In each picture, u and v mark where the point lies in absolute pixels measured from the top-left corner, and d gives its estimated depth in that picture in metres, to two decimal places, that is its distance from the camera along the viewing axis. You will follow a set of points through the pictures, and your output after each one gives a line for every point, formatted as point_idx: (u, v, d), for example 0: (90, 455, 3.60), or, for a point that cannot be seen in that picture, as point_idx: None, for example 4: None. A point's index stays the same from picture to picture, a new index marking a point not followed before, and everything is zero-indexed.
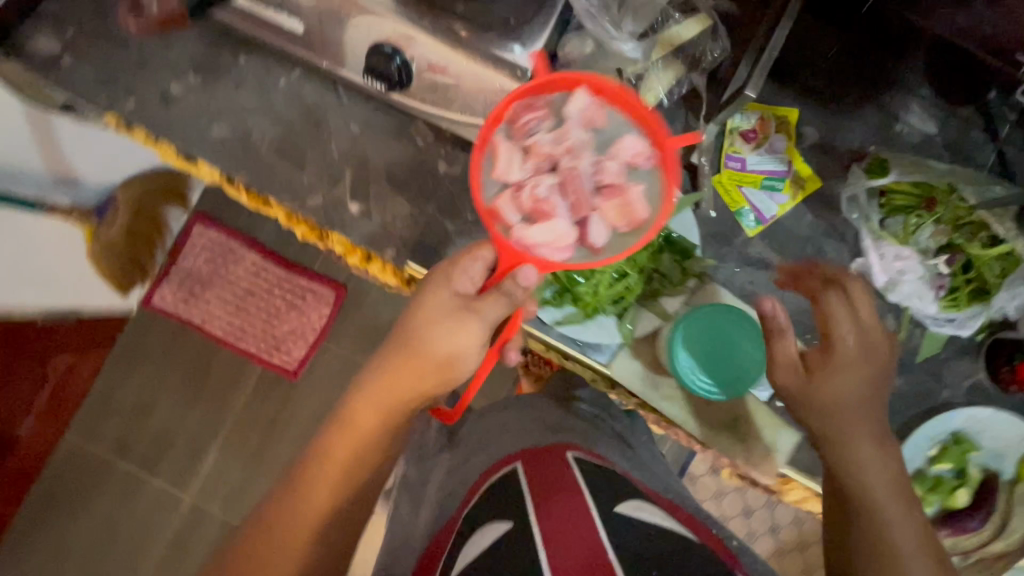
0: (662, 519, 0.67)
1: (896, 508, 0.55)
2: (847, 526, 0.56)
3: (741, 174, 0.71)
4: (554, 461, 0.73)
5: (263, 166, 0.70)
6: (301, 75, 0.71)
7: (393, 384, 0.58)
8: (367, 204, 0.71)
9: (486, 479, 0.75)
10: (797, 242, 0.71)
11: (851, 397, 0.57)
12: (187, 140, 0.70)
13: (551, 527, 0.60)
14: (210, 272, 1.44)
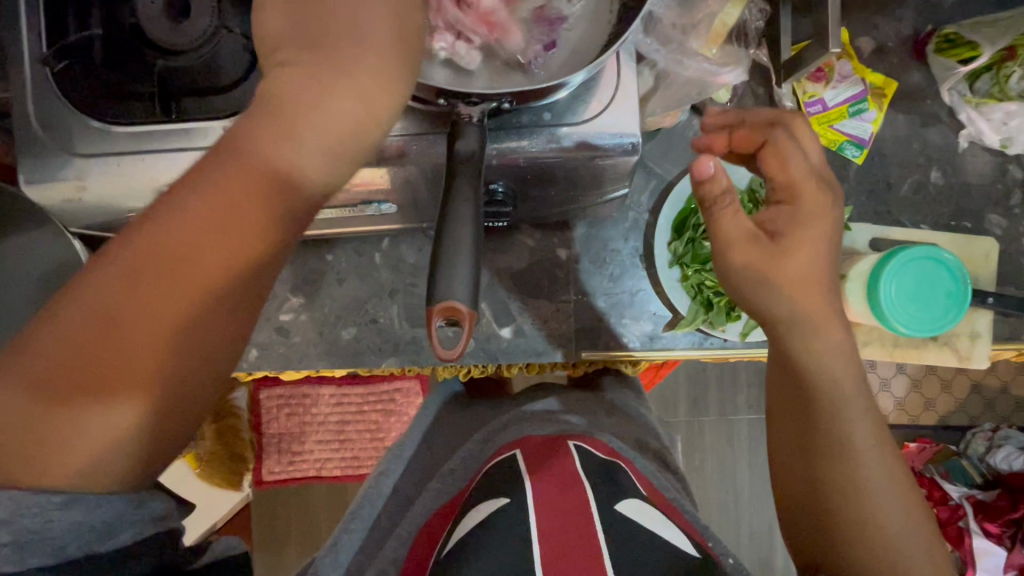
0: (668, 531, 0.54)
1: (869, 442, 0.48)
2: (819, 473, 0.49)
3: (827, 113, 0.71)
4: (552, 466, 0.60)
5: (406, 341, 0.69)
6: (392, 240, 0.70)
7: (240, 177, 0.34)
8: (516, 322, 0.70)
9: (491, 462, 0.66)
10: (901, 146, 0.73)
11: (828, 345, 0.48)
12: (324, 356, 0.69)
13: (545, 518, 0.53)
14: (297, 424, 1.32)
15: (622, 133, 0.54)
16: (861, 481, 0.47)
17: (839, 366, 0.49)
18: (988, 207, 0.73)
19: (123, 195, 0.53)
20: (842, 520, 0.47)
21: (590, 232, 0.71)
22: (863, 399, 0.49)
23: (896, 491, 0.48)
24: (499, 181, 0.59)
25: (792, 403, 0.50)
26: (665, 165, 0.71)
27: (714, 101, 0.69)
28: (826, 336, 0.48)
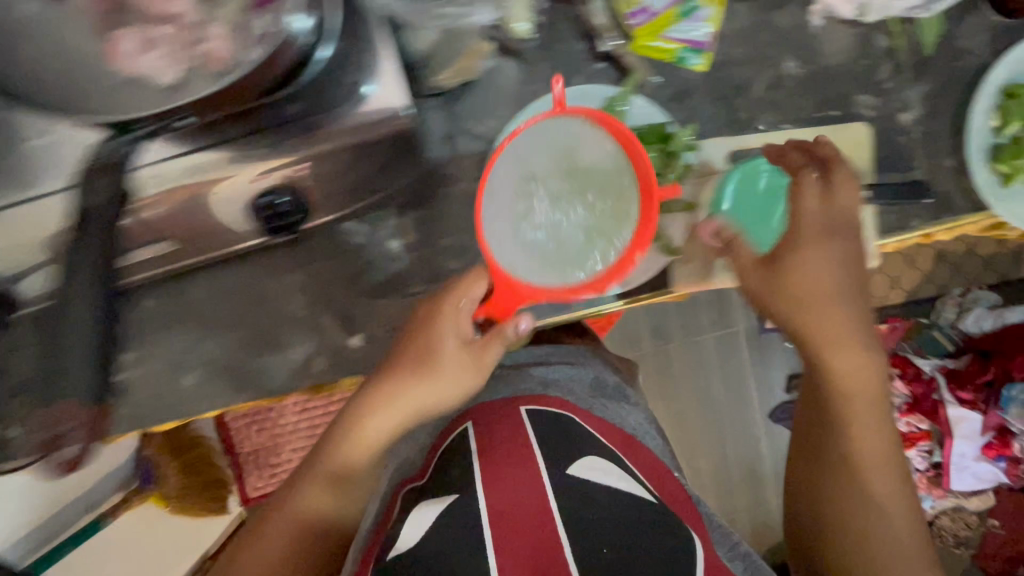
0: (619, 479, 0.63)
1: (899, 506, 0.58)
2: (830, 486, 0.61)
3: (656, 19, 0.62)
4: (501, 434, 0.68)
5: (254, 374, 0.65)
6: (210, 269, 0.64)
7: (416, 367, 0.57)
8: (367, 330, 0.65)
9: (444, 441, 0.72)
10: (747, 38, 0.64)
11: (865, 369, 0.58)
12: (174, 408, 0.65)
13: (494, 495, 0.61)
14: (270, 439, 1.35)
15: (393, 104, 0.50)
16: (879, 526, 0.58)
17: (864, 385, 0.59)
18: (856, 88, 0.65)
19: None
20: (845, 527, 0.60)
21: (422, 215, 0.64)
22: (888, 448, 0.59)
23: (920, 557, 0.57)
24: (289, 190, 0.54)
25: (838, 440, 0.60)
26: (486, 122, 0.63)
27: (517, 37, 0.60)
28: (860, 357, 0.58)
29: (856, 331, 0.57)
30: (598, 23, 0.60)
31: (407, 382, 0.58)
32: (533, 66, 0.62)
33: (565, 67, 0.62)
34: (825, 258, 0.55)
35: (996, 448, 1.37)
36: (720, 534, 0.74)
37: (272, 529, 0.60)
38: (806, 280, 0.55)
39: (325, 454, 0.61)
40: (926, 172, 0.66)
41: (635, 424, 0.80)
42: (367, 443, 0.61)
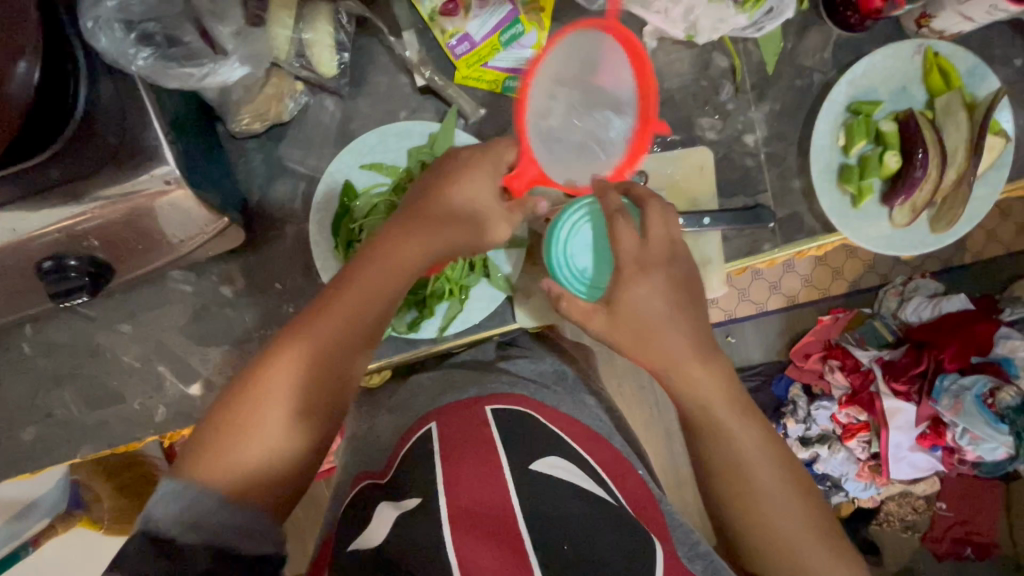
0: (585, 482, 0.53)
1: (796, 512, 0.51)
2: (725, 512, 0.52)
3: (477, 50, 0.59)
4: (467, 432, 0.56)
5: (91, 427, 0.64)
6: (34, 324, 0.62)
7: (421, 224, 0.52)
8: (203, 377, 0.64)
9: (405, 446, 0.58)
10: None
11: (718, 387, 0.53)
12: (11, 464, 0.64)
13: (454, 491, 0.49)
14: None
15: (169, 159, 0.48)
16: (785, 539, 0.50)
17: (723, 404, 0.53)
18: (696, 111, 0.62)
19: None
20: (785, 556, 0.50)
21: (250, 260, 0.62)
22: (772, 454, 0.52)
23: (828, 556, 0.50)
24: (78, 254, 0.51)
25: (716, 468, 0.52)
26: (311, 161, 0.61)
27: (328, 76, 0.56)
28: (705, 375, 0.53)
29: (694, 348, 0.53)
30: (411, 57, 0.59)
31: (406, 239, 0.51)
32: (353, 102, 0.60)
33: (387, 104, 0.60)
34: (653, 285, 0.52)
35: (932, 439, 1.27)
36: (682, 535, 0.59)
37: (280, 378, 0.44)
38: (639, 314, 0.51)
39: (342, 314, 0.47)
40: (774, 194, 0.64)
41: (603, 425, 0.67)
42: (366, 313, 0.48)
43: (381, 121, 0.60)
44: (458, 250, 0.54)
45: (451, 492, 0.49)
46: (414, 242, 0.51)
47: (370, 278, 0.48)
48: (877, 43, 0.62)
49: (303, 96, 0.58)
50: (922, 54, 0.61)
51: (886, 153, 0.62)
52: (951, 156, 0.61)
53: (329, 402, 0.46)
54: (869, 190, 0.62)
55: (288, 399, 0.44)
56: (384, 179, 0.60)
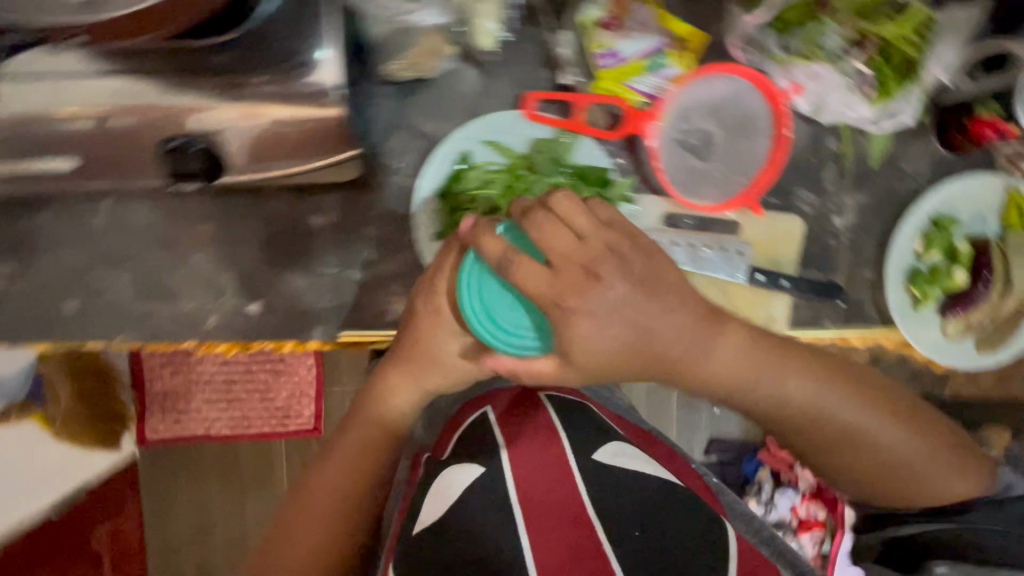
0: (650, 466, 0.69)
1: (888, 422, 0.54)
2: (829, 464, 0.57)
3: (622, 66, 0.62)
4: (546, 455, 0.67)
5: (136, 317, 0.62)
6: (117, 200, 0.61)
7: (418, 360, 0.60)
8: (267, 298, 0.63)
9: (457, 431, 0.72)
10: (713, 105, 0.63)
11: (743, 351, 0.52)
12: (40, 331, 0.61)
13: (518, 466, 0.65)
14: (182, 383, 1.48)
15: (318, 74, 0.48)
16: (892, 453, 0.55)
17: (746, 378, 0.53)
18: (798, 182, 0.66)
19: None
20: (889, 468, 0.55)
21: (347, 199, 0.62)
22: (834, 390, 0.54)
23: (929, 448, 0.55)
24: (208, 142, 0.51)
25: (799, 437, 0.55)
26: (436, 123, 0.62)
27: (481, 49, 0.59)
28: (721, 351, 0.51)
29: (698, 322, 0.50)
30: (563, 55, 0.61)
31: (398, 367, 0.61)
32: (493, 80, 0.61)
33: (524, 91, 0.62)
34: (602, 314, 0.47)
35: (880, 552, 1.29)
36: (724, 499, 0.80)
37: (314, 505, 0.62)
38: (595, 351, 0.48)
39: (359, 433, 0.63)
40: (845, 278, 0.68)
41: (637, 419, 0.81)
42: (371, 442, 0.63)
43: (513, 104, 0.62)
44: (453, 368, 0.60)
45: (518, 475, 0.65)
46: (395, 382, 0.62)
47: (367, 435, 0.63)
48: (970, 169, 0.68)
49: (452, 61, 0.60)
50: (1008, 192, 0.66)
51: (955, 267, 0.67)
52: (1011, 289, 0.67)
53: (364, 502, 0.63)
54: (934, 297, 0.67)
55: (313, 549, 0.61)
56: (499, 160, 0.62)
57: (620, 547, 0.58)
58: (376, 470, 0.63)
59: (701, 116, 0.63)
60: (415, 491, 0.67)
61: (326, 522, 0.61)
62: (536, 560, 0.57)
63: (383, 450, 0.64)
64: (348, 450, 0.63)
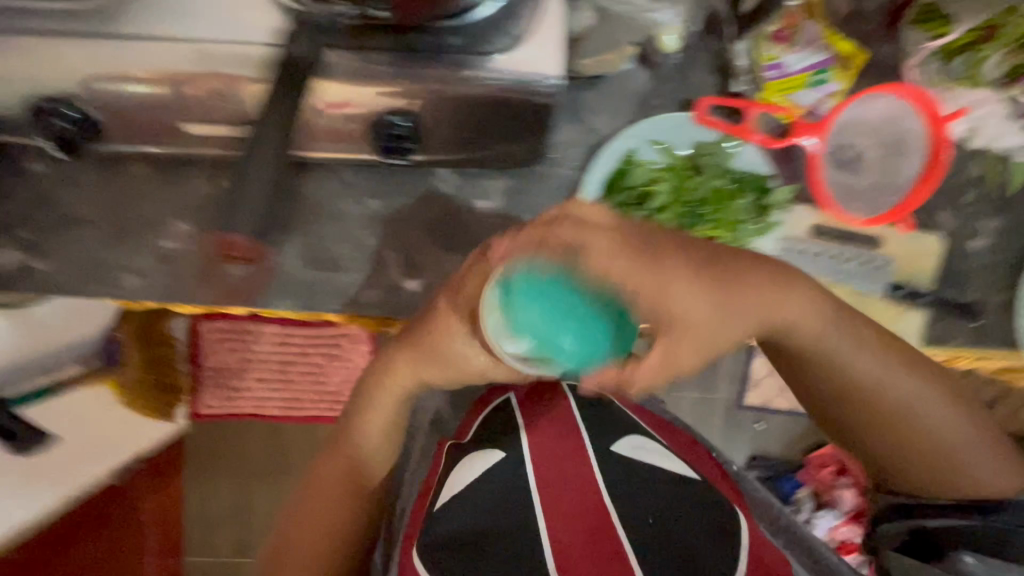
0: (665, 459, 0.65)
1: (939, 403, 0.54)
2: (863, 433, 0.57)
3: (787, 79, 0.64)
4: (561, 445, 0.64)
5: (299, 283, 0.64)
6: (293, 169, 0.63)
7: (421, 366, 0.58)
8: (425, 277, 0.65)
9: (480, 414, 0.73)
10: (871, 122, 0.65)
11: (813, 313, 0.51)
12: (209, 291, 0.64)
13: (541, 475, 0.61)
14: (237, 360, 1.41)
15: (545, 70, 0.51)
16: (930, 434, 0.55)
17: (792, 333, 0.52)
18: (941, 203, 0.68)
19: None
20: (899, 449, 0.56)
21: (512, 185, 0.64)
22: (893, 359, 0.54)
23: (967, 430, 0.55)
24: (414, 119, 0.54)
25: (831, 398, 0.56)
26: (604, 119, 0.64)
27: (661, 51, 0.62)
28: (794, 306, 0.51)
29: (766, 282, 0.50)
30: (740, 65, 0.62)
31: (414, 354, 0.58)
32: (663, 82, 0.64)
33: (692, 94, 0.64)
34: (681, 288, 0.46)
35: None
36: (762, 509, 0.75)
37: (318, 504, 0.64)
38: (691, 318, 0.46)
39: (353, 423, 0.64)
40: (978, 300, 0.69)
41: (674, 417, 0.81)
42: (356, 424, 0.64)
43: (679, 107, 0.64)
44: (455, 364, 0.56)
45: (536, 466, 0.62)
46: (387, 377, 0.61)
47: (370, 420, 0.64)
48: None
49: (630, 62, 0.62)
50: None
51: None
52: None
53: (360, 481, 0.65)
54: None
55: (327, 526, 0.64)
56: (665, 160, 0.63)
57: (642, 534, 0.54)
58: (371, 458, 0.66)
59: (858, 133, 0.66)
60: (427, 497, 0.66)
61: (329, 515, 0.64)
62: (556, 561, 0.52)
63: (385, 444, 0.66)
64: (343, 458, 0.65)
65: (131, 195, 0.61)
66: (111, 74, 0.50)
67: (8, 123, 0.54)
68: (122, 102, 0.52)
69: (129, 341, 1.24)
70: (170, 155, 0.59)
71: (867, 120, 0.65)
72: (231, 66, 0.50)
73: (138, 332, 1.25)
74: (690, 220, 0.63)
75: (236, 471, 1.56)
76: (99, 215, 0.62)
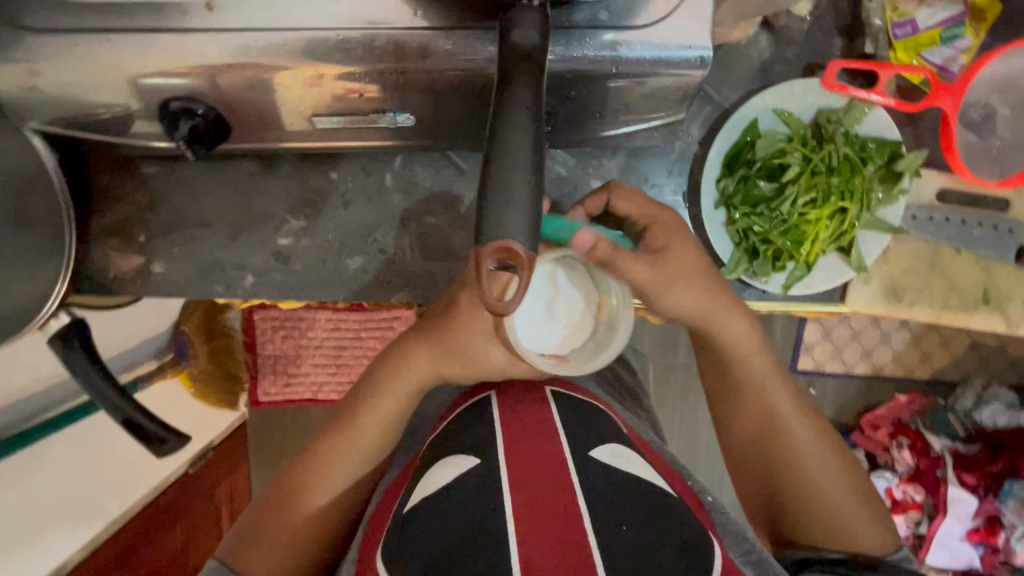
0: (648, 471, 0.48)
1: (822, 448, 0.57)
2: (772, 480, 0.58)
3: (917, 37, 0.61)
4: (527, 414, 0.53)
5: (418, 276, 0.63)
6: (405, 159, 0.61)
7: (439, 349, 0.53)
8: None
9: (453, 414, 0.58)
10: (1008, 78, 0.61)
11: (748, 339, 0.56)
12: (327, 287, 0.63)
13: (513, 450, 0.48)
14: (292, 347, 1.31)
15: (691, 43, 0.46)
16: (818, 486, 0.56)
17: (751, 348, 0.57)
18: None
19: (91, 85, 0.47)
20: (796, 506, 0.57)
21: (627, 162, 0.62)
22: (790, 395, 0.58)
23: (844, 482, 0.57)
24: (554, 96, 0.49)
25: (760, 436, 0.58)
26: (722, 90, 0.61)
27: (791, 17, 0.59)
28: (736, 329, 0.56)
29: (723, 295, 0.55)
30: (873, 24, 0.60)
31: (426, 352, 0.54)
32: (786, 47, 0.61)
33: (817, 59, 0.61)
34: (676, 279, 0.51)
35: (983, 535, 1.17)
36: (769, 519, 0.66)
37: (308, 490, 0.57)
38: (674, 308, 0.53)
39: (369, 408, 0.57)
40: None
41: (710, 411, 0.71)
42: (364, 407, 0.57)
43: (802, 73, 0.61)
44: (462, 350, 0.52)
45: (509, 438, 0.50)
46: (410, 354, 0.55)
47: (378, 405, 0.57)
48: None
49: (753, 29, 0.59)
50: None
51: None
52: None
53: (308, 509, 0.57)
54: None
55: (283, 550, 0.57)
56: (792, 130, 0.60)
57: (615, 550, 0.39)
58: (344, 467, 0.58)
59: (991, 90, 0.62)
60: (398, 489, 0.54)
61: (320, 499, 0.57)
62: (520, 553, 0.38)
63: (379, 440, 0.58)
64: (343, 442, 0.57)
65: (250, 193, 0.62)
66: (217, 73, 0.46)
67: (125, 124, 0.53)
68: (242, 98, 0.49)
69: (194, 335, 1.18)
70: (291, 149, 0.58)
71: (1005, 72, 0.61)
72: (342, 60, 0.45)
73: (203, 323, 1.18)
74: (817, 192, 0.61)
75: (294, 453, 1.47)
76: (216, 216, 0.62)
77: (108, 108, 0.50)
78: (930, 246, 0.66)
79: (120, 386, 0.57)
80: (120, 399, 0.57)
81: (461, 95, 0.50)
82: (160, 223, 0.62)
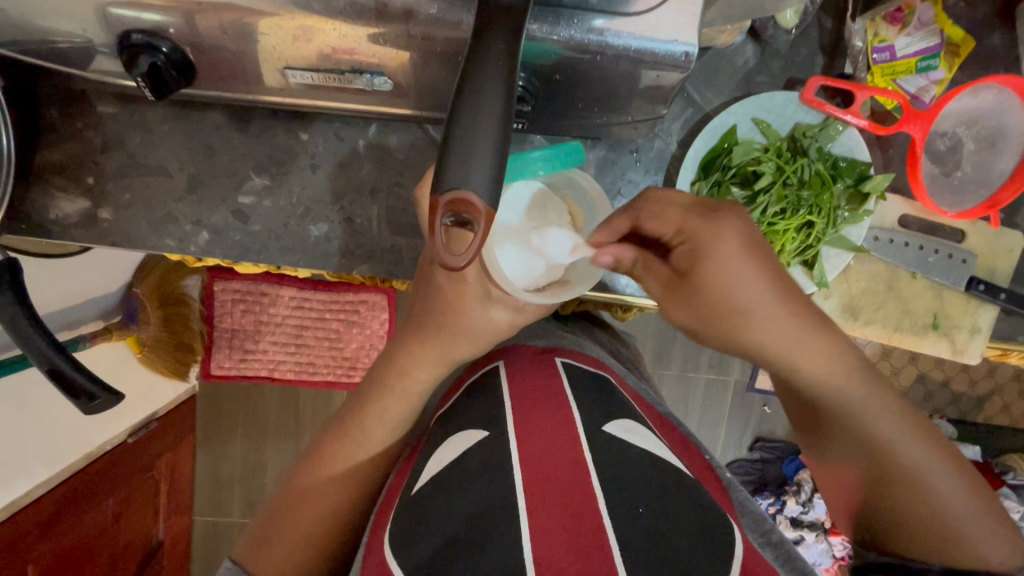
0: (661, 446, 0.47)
1: (937, 462, 0.48)
2: (864, 493, 0.51)
3: (893, 65, 0.63)
4: (535, 387, 0.51)
5: (383, 250, 0.61)
6: (381, 128, 0.59)
7: (438, 346, 0.51)
8: None
9: (470, 378, 0.57)
10: (972, 113, 0.64)
11: (828, 358, 0.47)
12: (287, 252, 0.61)
13: (523, 429, 0.47)
14: (252, 323, 1.24)
15: (677, 39, 0.45)
16: (923, 498, 0.48)
17: (834, 376, 0.48)
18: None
19: (47, 8, 0.44)
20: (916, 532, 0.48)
21: (606, 156, 0.62)
22: (890, 410, 0.49)
23: (977, 509, 0.48)
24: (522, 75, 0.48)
25: (858, 459, 0.50)
26: (705, 95, 0.62)
27: (777, 28, 0.60)
28: (813, 345, 0.47)
29: (787, 318, 0.46)
30: (855, 46, 0.61)
31: (422, 341, 0.52)
32: (771, 60, 0.62)
33: (799, 74, 0.62)
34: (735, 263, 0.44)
35: None
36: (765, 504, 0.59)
37: (307, 513, 0.52)
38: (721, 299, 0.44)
39: (366, 402, 0.54)
40: None
41: None
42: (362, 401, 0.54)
43: (783, 87, 0.62)
44: (451, 330, 0.50)
45: (518, 414, 0.48)
46: (415, 356, 0.52)
47: (387, 412, 0.54)
48: None
49: (741, 36, 0.60)
50: None
51: None
52: None
53: (318, 519, 0.52)
54: None
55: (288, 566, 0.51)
56: (770, 140, 0.61)
57: (594, 535, 0.38)
58: (342, 470, 0.53)
59: (955, 124, 0.65)
60: (403, 478, 0.50)
61: (314, 505, 0.53)
62: (534, 539, 0.37)
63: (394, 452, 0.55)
64: (338, 443, 0.54)
65: (214, 144, 0.59)
66: (188, 11, 0.43)
67: (82, 57, 0.49)
68: (211, 42, 0.46)
69: (148, 299, 1.13)
70: (262, 105, 0.56)
71: (967, 108, 0.63)
72: (322, 12, 0.43)
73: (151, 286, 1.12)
74: (787, 203, 0.61)
75: (247, 435, 1.42)
76: (174, 164, 0.59)
77: (64, 36, 0.46)
78: (890, 269, 0.68)
79: (51, 336, 0.54)
80: (49, 349, 0.53)
81: (445, 65, 0.48)
82: (112, 166, 0.58)
